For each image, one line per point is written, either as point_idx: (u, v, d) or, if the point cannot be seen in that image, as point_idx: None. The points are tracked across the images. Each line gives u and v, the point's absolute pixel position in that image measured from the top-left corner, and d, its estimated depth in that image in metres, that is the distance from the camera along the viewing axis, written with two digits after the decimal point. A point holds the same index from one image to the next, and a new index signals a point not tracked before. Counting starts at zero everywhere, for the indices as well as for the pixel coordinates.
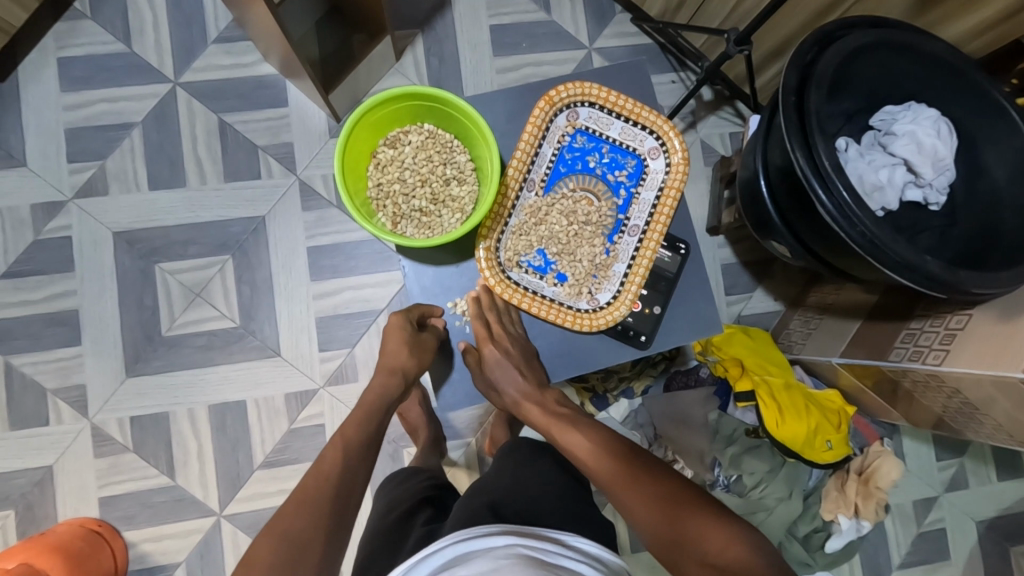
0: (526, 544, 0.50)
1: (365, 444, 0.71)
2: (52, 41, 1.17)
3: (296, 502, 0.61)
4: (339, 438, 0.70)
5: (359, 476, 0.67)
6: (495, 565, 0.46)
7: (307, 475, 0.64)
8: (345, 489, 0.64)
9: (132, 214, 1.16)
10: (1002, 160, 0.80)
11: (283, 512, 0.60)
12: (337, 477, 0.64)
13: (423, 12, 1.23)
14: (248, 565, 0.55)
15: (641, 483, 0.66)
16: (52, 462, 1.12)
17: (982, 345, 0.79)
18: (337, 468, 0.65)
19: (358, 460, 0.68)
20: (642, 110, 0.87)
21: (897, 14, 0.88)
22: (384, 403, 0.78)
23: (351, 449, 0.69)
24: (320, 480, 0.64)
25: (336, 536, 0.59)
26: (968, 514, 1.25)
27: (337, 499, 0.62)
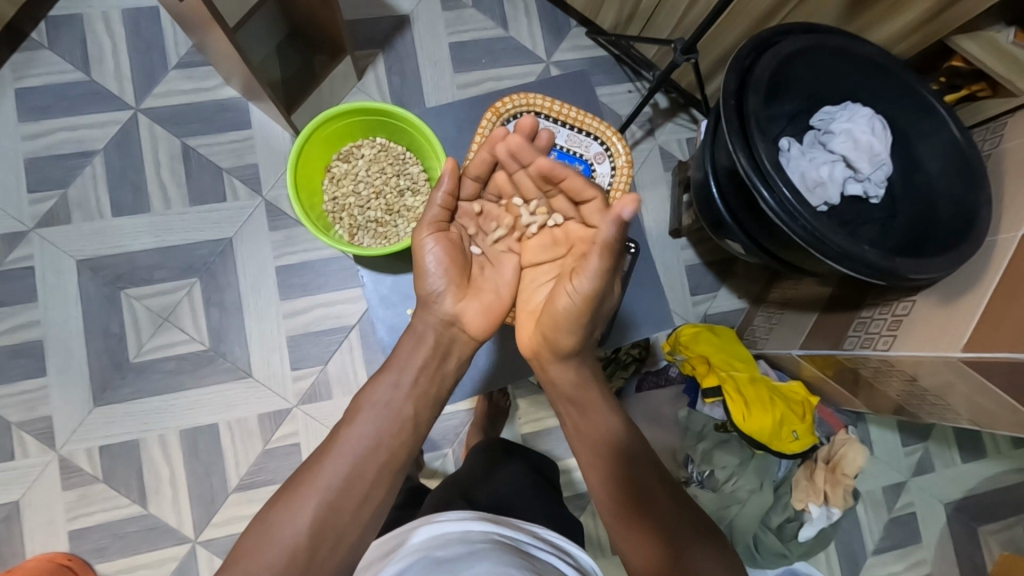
0: (500, 531, 0.54)
1: (386, 444, 0.65)
2: (10, 72, 1.16)
3: (290, 495, 0.60)
4: (354, 431, 0.65)
5: (363, 488, 0.62)
6: (473, 547, 0.50)
7: (312, 466, 0.63)
8: (342, 502, 0.60)
9: (95, 241, 1.15)
10: (934, 153, 0.86)
11: (278, 503, 0.60)
12: (342, 481, 0.61)
13: (383, 32, 1.25)
14: (238, 557, 0.57)
15: (630, 500, 0.67)
16: (18, 497, 1.09)
17: (926, 327, 0.83)
18: (342, 472, 0.62)
19: (366, 468, 0.63)
20: (586, 118, 0.90)
21: (830, 20, 0.92)
22: (416, 378, 0.71)
23: (364, 450, 0.64)
24: (319, 474, 0.62)
25: (321, 537, 0.58)
26: (935, 496, 1.29)
27: (331, 509, 0.59)
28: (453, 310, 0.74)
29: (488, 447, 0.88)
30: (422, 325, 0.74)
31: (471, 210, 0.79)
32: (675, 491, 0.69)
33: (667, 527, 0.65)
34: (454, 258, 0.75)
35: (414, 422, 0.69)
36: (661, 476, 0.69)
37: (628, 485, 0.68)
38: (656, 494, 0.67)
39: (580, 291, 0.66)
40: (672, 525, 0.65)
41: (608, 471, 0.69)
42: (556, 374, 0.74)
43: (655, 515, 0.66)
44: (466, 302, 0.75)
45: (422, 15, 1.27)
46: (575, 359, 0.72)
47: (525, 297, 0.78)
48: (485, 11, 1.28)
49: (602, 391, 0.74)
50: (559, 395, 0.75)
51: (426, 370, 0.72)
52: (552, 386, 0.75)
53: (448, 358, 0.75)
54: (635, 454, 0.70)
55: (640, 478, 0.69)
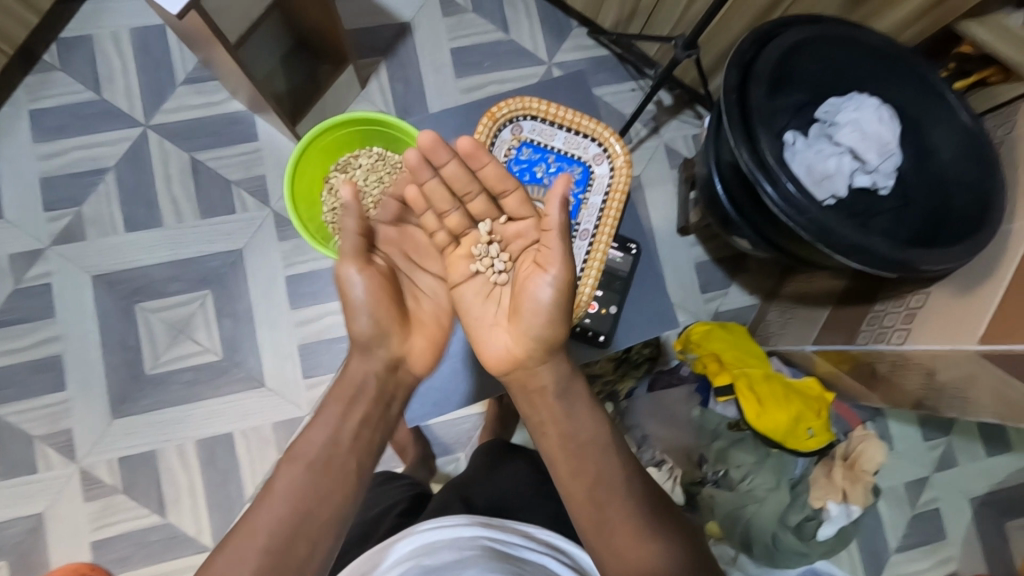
0: (491, 536, 0.54)
1: (331, 494, 0.60)
2: (24, 95, 1.19)
3: (233, 544, 0.56)
4: (296, 478, 0.60)
5: (305, 543, 0.57)
6: (460, 554, 0.51)
7: (259, 507, 0.58)
8: (286, 558, 0.56)
9: (110, 256, 1.18)
10: (947, 140, 0.84)
11: (222, 549, 0.56)
12: (286, 535, 0.57)
13: (385, 40, 1.26)
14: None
15: (616, 503, 0.61)
16: (43, 509, 1.12)
17: (941, 319, 0.81)
18: (286, 522, 0.57)
19: (312, 520, 0.58)
20: (582, 119, 0.89)
21: (832, 10, 0.91)
22: (357, 429, 0.65)
23: (306, 500, 0.59)
24: (276, 510, 0.58)
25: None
26: (960, 491, 1.26)
27: (276, 564, 0.56)
28: (399, 350, 0.71)
29: (497, 448, 0.88)
30: (364, 372, 0.68)
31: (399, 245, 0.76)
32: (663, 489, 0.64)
33: (665, 527, 0.61)
34: (388, 294, 0.71)
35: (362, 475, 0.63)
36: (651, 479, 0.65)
37: (615, 487, 0.61)
38: (647, 498, 0.62)
39: (559, 282, 0.65)
40: (668, 524, 0.61)
41: (590, 470, 0.62)
42: (540, 375, 0.67)
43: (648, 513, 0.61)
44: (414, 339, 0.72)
45: (423, 21, 1.27)
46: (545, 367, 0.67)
47: (472, 311, 0.73)
48: (486, 15, 1.29)
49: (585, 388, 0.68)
50: (538, 395, 0.67)
51: (369, 422, 0.66)
52: (524, 389, 0.68)
53: (392, 405, 0.70)
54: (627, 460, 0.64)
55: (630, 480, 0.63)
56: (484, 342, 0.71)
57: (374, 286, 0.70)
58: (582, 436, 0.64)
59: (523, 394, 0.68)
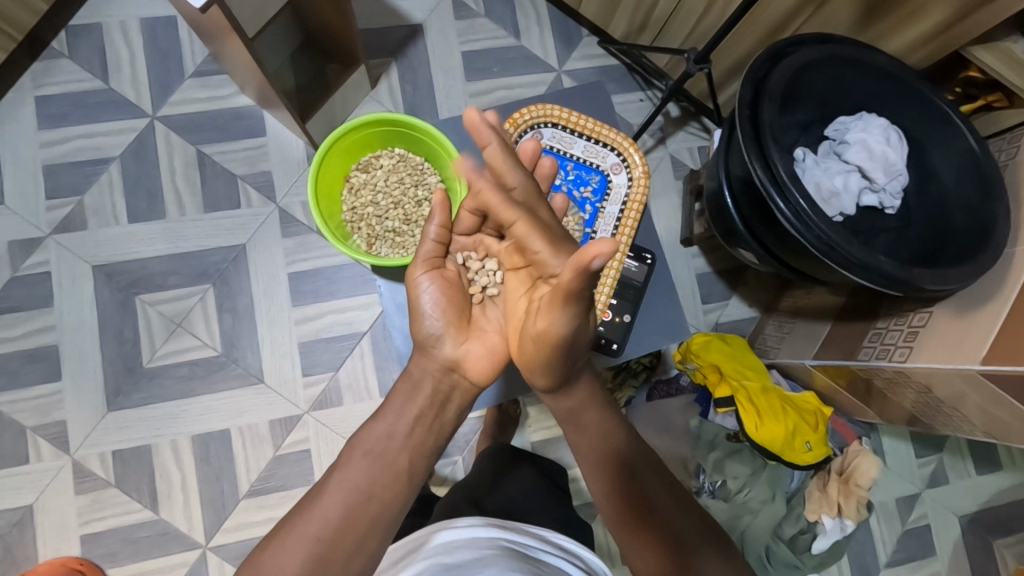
0: (508, 537, 0.54)
1: (377, 491, 0.61)
2: (29, 81, 1.18)
3: (280, 540, 0.57)
4: (344, 476, 0.62)
5: (350, 540, 0.58)
6: (480, 554, 0.50)
7: (306, 504, 0.60)
8: (331, 553, 0.56)
9: (110, 247, 1.17)
10: (949, 163, 0.85)
11: (267, 546, 0.57)
12: (332, 529, 0.57)
13: (395, 40, 1.26)
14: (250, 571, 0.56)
15: (624, 507, 0.67)
16: (31, 501, 1.10)
17: (942, 339, 0.83)
18: (332, 517, 0.58)
19: (357, 516, 0.59)
20: (602, 128, 0.90)
21: (842, 30, 0.93)
22: (411, 428, 0.67)
23: (352, 496, 0.60)
24: (328, 500, 0.59)
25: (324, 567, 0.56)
26: (949, 509, 1.28)
27: (319, 560, 0.56)
28: (454, 354, 0.70)
29: (499, 453, 0.88)
30: (420, 371, 0.70)
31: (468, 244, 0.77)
32: (681, 498, 0.68)
33: (673, 535, 0.65)
34: (451, 297, 0.72)
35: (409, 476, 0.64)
36: (669, 486, 0.68)
37: (620, 491, 0.68)
38: (654, 500, 0.67)
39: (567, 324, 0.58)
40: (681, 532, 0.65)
41: (608, 479, 0.69)
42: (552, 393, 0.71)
43: (660, 520, 0.65)
44: (468, 345, 0.71)
45: (434, 24, 1.28)
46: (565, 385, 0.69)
47: (513, 307, 0.69)
48: (497, 20, 1.29)
49: (599, 403, 0.72)
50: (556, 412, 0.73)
51: (422, 420, 0.68)
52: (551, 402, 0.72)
53: (447, 407, 0.70)
54: (634, 465, 0.69)
55: (645, 488, 0.68)
56: (514, 351, 0.69)
57: (437, 289, 0.72)
58: (598, 449, 0.70)
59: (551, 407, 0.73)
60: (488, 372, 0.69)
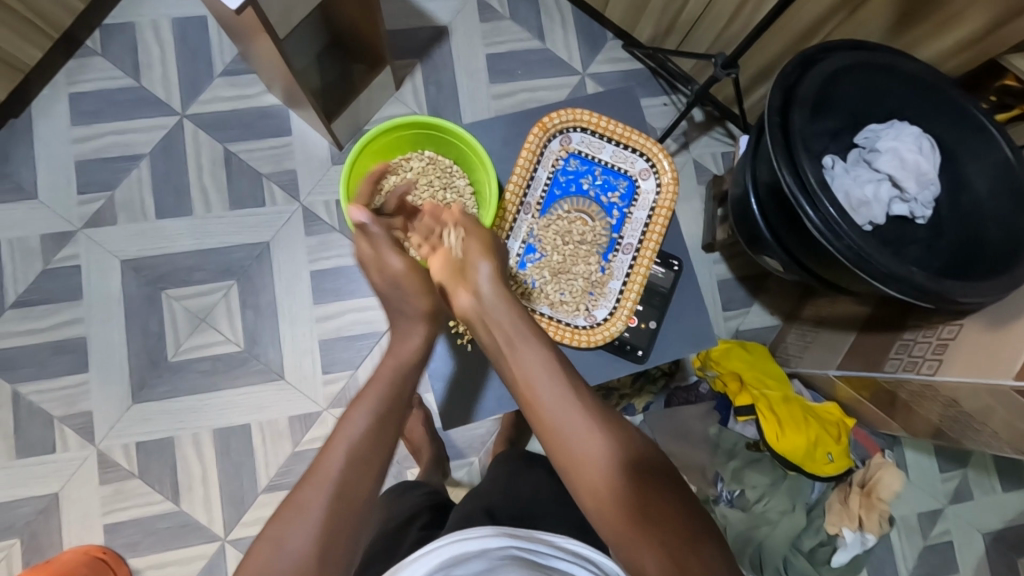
0: (518, 545, 0.51)
1: (384, 433, 0.59)
2: (63, 78, 1.21)
3: (293, 505, 0.53)
4: (347, 427, 0.58)
5: (363, 492, 0.55)
6: (491, 565, 0.48)
7: (314, 464, 0.56)
8: (350, 502, 0.54)
9: (139, 242, 1.19)
10: (983, 173, 0.83)
11: (280, 515, 0.52)
12: (338, 487, 0.54)
13: (421, 42, 1.27)
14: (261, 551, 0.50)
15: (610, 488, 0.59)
16: (57, 490, 1.12)
17: (972, 352, 0.81)
18: (345, 470, 0.55)
19: (369, 461, 0.57)
20: (632, 134, 0.90)
21: (875, 37, 0.91)
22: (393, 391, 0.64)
23: (364, 445, 0.57)
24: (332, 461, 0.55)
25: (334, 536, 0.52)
26: (973, 525, 1.25)
27: (342, 509, 0.53)
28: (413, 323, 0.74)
29: (517, 457, 0.88)
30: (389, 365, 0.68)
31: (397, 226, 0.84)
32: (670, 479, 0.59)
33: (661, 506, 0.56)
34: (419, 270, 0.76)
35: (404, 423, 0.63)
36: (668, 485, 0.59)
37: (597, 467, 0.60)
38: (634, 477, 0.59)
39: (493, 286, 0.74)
40: (678, 530, 0.55)
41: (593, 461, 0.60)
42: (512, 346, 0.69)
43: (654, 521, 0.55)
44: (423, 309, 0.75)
45: (459, 26, 1.28)
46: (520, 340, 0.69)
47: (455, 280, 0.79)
48: (522, 23, 1.29)
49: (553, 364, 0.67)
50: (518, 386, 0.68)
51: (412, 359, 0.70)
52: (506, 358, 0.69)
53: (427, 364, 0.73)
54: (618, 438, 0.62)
55: (644, 490, 0.58)
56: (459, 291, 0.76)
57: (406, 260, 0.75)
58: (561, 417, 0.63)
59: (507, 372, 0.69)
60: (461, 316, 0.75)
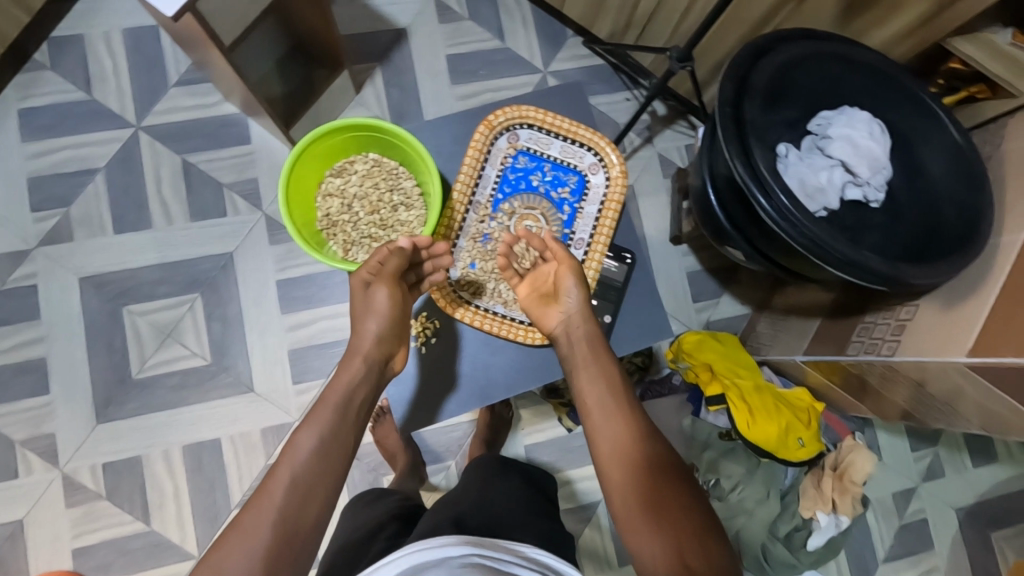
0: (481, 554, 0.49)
1: (330, 462, 0.62)
2: (13, 93, 1.18)
3: (234, 537, 0.55)
4: (293, 455, 0.61)
5: (307, 518, 0.58)
6: None
7: (256, 497, 0.58)
8: (295, 532, 0.57)
9: (98, 258, 1.16)
10: (935, 156, 0.85)
11: (220, 546, 0.55)
12: (290, 505, 0.58)
13: (382, 45, 1.26)
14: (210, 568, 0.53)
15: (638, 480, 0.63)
16: (23, 515, 1.09)
17: (930, 332, 0.82)
18: (289, 504, 0.58)
19: (313, 484, 0.60)
20: (578, 128, 0.90)
21: (825, 24, 0.92)
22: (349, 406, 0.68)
23: (305, 470, 0.60)
24: (280, 486, 0.59)
25: (281, 558, 0.55)
26: (947, 502, 1.27)
27: (286, 540, 0.56)
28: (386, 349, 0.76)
29: (488, 460, 0.88)
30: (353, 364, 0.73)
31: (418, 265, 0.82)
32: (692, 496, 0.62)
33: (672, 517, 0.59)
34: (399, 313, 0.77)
35: (346, 459, 0.64)
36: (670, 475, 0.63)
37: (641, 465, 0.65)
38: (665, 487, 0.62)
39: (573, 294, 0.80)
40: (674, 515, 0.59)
41: (615, 450, 0.67)
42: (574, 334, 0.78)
43: (661, 499, 0.61)
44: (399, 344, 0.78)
45: (419, 28, 1.28)
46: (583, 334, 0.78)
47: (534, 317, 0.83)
48: (482, 23, 1.29)
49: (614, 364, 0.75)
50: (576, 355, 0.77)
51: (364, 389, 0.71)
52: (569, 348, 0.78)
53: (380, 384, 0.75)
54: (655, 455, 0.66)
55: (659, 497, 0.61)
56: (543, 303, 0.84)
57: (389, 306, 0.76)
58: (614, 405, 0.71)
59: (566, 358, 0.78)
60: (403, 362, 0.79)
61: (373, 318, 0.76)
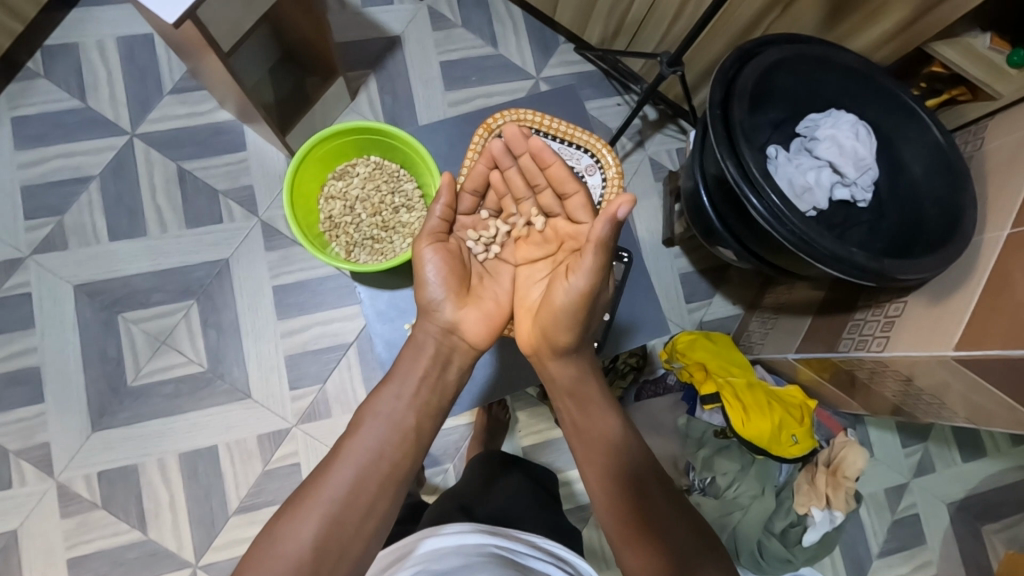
0: (497, 543, 0.51)
1: (388, 456, 0.65)
2: (6, 102, 1.18)
3: (294, 510, 0.59)
4: (355, 444, 0.65)
5: (361, 505, 0.61)
6: (467, 561, 0.47)
7: (319, 477, 0.62)
8: (347, 515, 0.60)
9: (92, 266, 1.16)
10: (918, 157, 0.87)
11: (282, 516, 0.59)
12: (345, 491, 0.61)
13: (374, 52, 1.28)
14: (270, 542, 0.57)
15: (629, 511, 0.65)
16: (16, 527, 1.08)
17: (918, 327, 0.84)
18: (346, 484, 0.61)
19: (372, 473, 0.63)
20: (575, 131, 0.91)
21: (810, 29, 0.95)
22: (417, 390, 0.71)
23: (365, 458, 0.63)
24: (340, 470, 0.62)
25: (333, 539, 0.58)
26: (937, 497, 1.29)
27: (338, 522, 0.59)
28: (453, 318, 0.74)
29: (487, 460, 0.89)
30: (423, 335, 0.74)
31: (473, 223, 0.80)
32: (684, 513, 0.65)
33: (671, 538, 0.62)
34: (453, 267, 0.75)
35: (407, 458, 0.66)
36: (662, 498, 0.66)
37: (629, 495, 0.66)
38: (655, 513, 0.64)
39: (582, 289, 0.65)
40: (679, 543, 0.62)
41: (613, 485, 0.67)
42: (556, 371, 0.73)
43: (661, 527, 0.63)
44: (466, 311, 0.75)
45: (411, 35, 1.29)
46: (564, 358, 0.72)
47: (524, 295, 0.77)
48: (474, 30, 1.31)
49: (601, 388, 0.73)
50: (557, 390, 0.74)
51: (427, 380, 0.72)
52: (551, 383, 0.74)
53: (448, 368, 0.74)
54: (643, 480, 0.67)
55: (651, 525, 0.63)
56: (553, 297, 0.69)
57: (441, 261, 0.74)
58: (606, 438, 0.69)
59: (552, 390, 0.75)
60: (487, 336, 0.74)
61: (433, 281, 0.74)
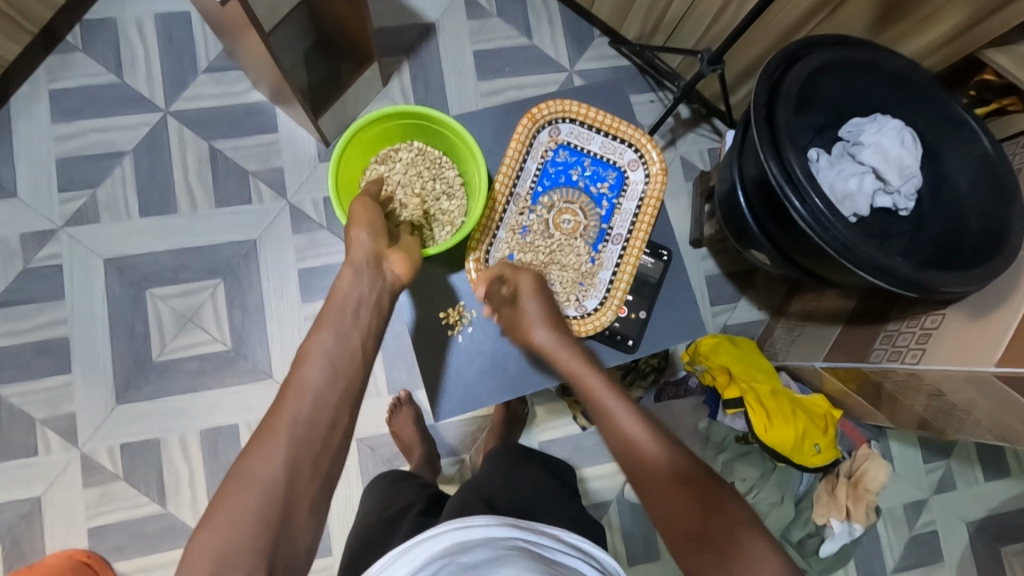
0: (524, 537, 0.49)
1: (342, 375, 0.62)
2: (43, 75, 1.19)
3: (257, 444, 0.55)
4: (307, 373, 0.61)
5: (324, 423, 0.58)
6: (496, 554, 0.45)
7: (274, 409, 0.59)
8: (312, 437, 0.57)
9: (122, 241, 1.17)
10: (963, 167, 0.85)
11: (245, 454, 0.54)
12: (305, 418, 0.57)
13: (408, 39, 1.27)
14: (235, 479, 0.52)
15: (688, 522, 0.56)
16: (40, 493, 1.10)
17: (957, 341, 0.82)
18: (304, 408, 0.58)
19: (333, 401, 0.60)
20: (620, 125, 0.91)
21: (858, 32, 0.92)
22: (356, 315, 0.69)
23: (322, 385, 0.60)
24: (295, 399, 0.59)
25: (299, 462, 0.55)
26: (957, 515, 1.27)
27: (303, 442, 0.56)
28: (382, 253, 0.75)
29: (507, 452, 0.88)
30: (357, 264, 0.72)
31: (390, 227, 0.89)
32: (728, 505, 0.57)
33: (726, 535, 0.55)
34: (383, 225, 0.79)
35: (346, 418, 0.60)
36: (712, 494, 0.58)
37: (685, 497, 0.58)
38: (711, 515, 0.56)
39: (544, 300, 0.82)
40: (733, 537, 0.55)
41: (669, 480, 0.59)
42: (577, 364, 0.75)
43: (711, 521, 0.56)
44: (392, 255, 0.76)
45: (447, 23, 1.28)
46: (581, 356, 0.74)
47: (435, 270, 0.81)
48: (510, 21, 1.29)
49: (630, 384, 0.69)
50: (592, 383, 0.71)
51: (368, 308, 0.70)
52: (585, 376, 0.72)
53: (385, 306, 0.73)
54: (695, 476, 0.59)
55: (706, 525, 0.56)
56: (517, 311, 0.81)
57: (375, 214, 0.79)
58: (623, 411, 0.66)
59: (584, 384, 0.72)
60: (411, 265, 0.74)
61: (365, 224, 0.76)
